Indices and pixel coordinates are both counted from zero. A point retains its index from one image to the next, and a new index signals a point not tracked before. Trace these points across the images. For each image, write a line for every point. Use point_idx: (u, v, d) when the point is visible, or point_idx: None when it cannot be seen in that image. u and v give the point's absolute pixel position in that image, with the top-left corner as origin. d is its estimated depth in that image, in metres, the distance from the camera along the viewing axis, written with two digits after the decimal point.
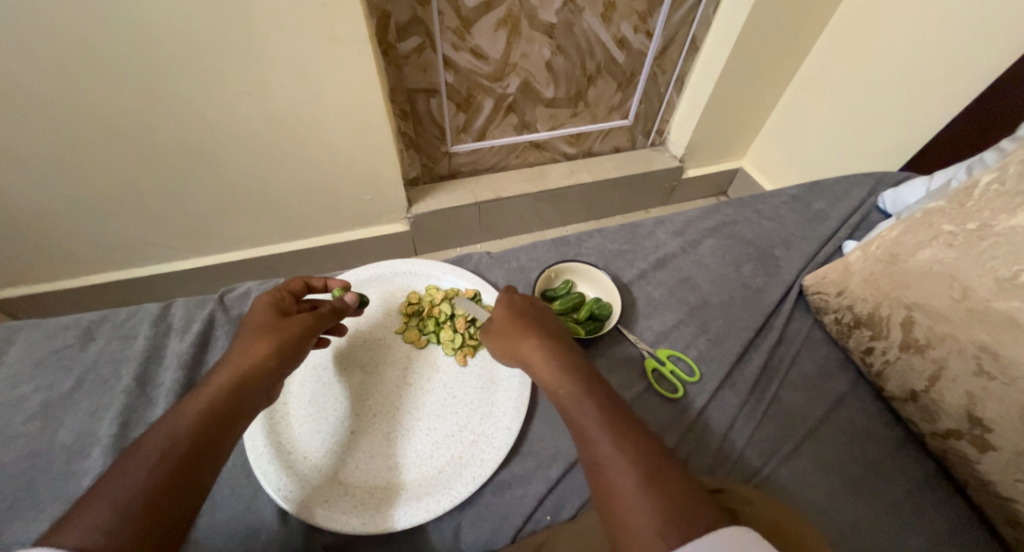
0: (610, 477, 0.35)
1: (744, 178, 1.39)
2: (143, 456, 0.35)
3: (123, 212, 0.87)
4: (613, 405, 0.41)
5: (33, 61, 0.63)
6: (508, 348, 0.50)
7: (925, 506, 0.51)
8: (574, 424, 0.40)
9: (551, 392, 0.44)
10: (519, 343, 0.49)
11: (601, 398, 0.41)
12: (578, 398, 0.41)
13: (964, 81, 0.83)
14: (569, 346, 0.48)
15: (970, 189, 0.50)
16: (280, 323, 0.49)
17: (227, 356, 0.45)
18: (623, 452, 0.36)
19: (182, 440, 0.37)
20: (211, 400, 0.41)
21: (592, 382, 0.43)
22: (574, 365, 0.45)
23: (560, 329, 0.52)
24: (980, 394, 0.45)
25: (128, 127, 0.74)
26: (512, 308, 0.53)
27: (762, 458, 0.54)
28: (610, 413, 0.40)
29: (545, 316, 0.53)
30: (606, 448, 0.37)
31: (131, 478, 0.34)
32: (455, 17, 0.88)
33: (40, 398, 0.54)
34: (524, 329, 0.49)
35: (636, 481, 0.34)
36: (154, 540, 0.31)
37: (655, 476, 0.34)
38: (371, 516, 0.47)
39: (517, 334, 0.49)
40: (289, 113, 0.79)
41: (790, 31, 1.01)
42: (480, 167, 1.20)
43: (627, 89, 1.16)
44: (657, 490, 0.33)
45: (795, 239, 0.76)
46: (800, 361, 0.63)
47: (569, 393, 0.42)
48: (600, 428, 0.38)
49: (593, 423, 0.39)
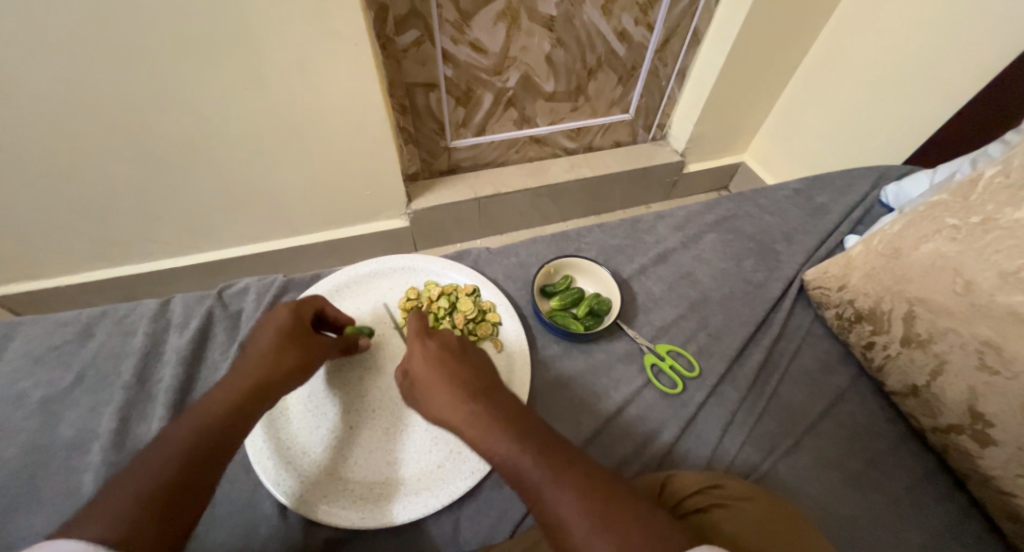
0: (562, 521, 0.34)
1: (746, 172, 1.38)
2: (157, 455, 0.36)
3: (121, 208, 0.87)
4: (551, 444, 0.39)
5: (28, 55, 0.62)
6: (423, 393, 0.45)
7: (926, 500, 0.51)
8: (509, 473, 0.37)
9: (476, 441, 0.40)
10: (433, 386, 0.45)
11: (533, 433, 0.39)
12: (507, 438, 0.38)
13: (969, 72, 0.82)
14: (496, 389, 0.44)
15: (974, 181, 0.49)
16: (308, 340, 0.48)
17: (249, 366, 0.44)
18: (571, 488, 0.35)
19: (194, 442, 0.37)
20: (226, 401, 0.41)
21: (523, 423, 0.40)
22: (503, 412, 0.41)
23: (484, 369, 0.47)
24: (982, 389, 0.45)
25: (125, 123, 0.74)
26: (418, 345, 0.49)
27: (761, 453, 0.54)
28: (550, 451, 0.38)
29: (462, 347, 0.50)
30: (552, 488, 0.35)
31: (143, 477, 0.34)
32: (453, 9, 0.87)
33: (41, 394, 0.54)
34: (445, 379, 0.44)
35: (590, 518, 0.33)
36: (169, 537, 0.32)
37: (608, 507, 0.34)
38: (371, 510, 0.48)
39: (432, 375, 0.45)
40: (286, 108, 0.79)
41: (792, 24, 1.00)
42: (479, 161, 1.19)
43: (628, 82, 1.15)
44: (614, 524, 0.33)
45: (796, 233, 0.76)
46: (800, 355, 0.62)
47: (495, 436, 0.39)
48: (540, 471, 0.36)
49: (533, 469, 0.36)
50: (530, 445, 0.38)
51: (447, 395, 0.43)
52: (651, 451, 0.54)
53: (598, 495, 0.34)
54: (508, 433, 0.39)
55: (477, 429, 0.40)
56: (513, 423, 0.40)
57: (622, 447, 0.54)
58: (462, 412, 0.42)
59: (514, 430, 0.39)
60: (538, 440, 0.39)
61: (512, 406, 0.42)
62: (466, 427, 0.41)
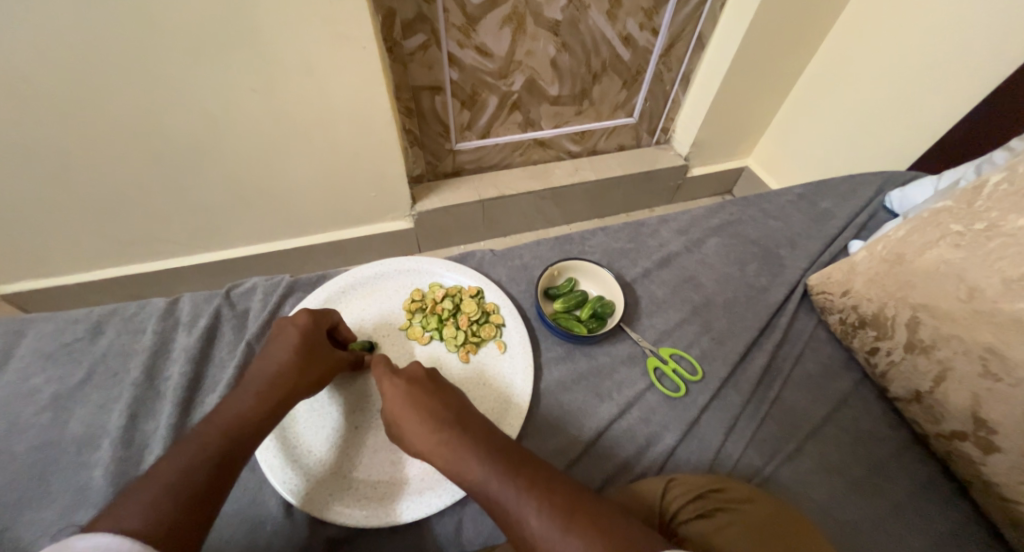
0: (532, 539, 0.34)
1: (749, 177, 1.38)
2: (176, 460, 0.37)
3: (130, 207, 0.88)
4: (521, 462, 0.39)
5: (40, 53, 0.63)
6: (395, 427, 0.45)
7: (930, 507, 0.51)
8: (482, 498, 0.38)
9: (449, 469, 0.40)
10: (402, 419, 0.44)
11: (500, 452, 0.40)
12: (476, 462, 0.39)
13: (976, 77, 0.82)
14: (470, 417, 0.44)
15: (978, 189, 0.50)
16: (325, 357, 0.51)
17: (272, 376, 0.46)
18: (536, 506, 0.35)
19: (215, 447, 0.39)
20: (242, 412, 0.43)
21: (492, 446, 0.40)
22: (471, 439, 0.41)
23: (459, 395, 0.47)
24: (986, 396, 0.45)
25: (135, 123, 0.75)
26: (382, 380, 0.47)
27: (763, 458, 0.54)
28: (519, 469, 0.38)
29: (430, 377, 0.47)
30: (518, 509, 0.35)
31: (164, 481, 0.35)
32: (460, 14, 0.88)
33: (51, 390, 0.55)
34: (414, 414, 0.43)
35: (556, 532, 0.33)
36: (199, 524, 0.34)
37: (573, 517, 0.34)
38: (376, 509, 0.48)
39: (399, 406, 0.45)
40: (295, 110, 0.80)
41: (797, 29, 1.00)
42: (484, 164, 1.20)
43: (632, 86, 1.16)
44: (579, 530, 0.33)
45: (800, 239, 0.76)
46: (804, 360, 0.62)
47: (465, 463, 0.39)
48: (508, 492, 0.36)
49: (500, 489, 0.37)
50: (496, 467, 0.38)
51: (415, 424, 0.43)
52: (652, 454, 0.54)
53: (562, 510, 0.35)
54: (477, 459, 0.39)
55: (448, 458, 0.40)
56: (480, 447, 0.40)
57: (624, 449, 0.54)
58: (431, 443, 0.41)
59: (482, 452, 0.39)
60: (506, 460, 0.39)
61: (483, 431, 0.42)
62: (438, 459, 0.41)
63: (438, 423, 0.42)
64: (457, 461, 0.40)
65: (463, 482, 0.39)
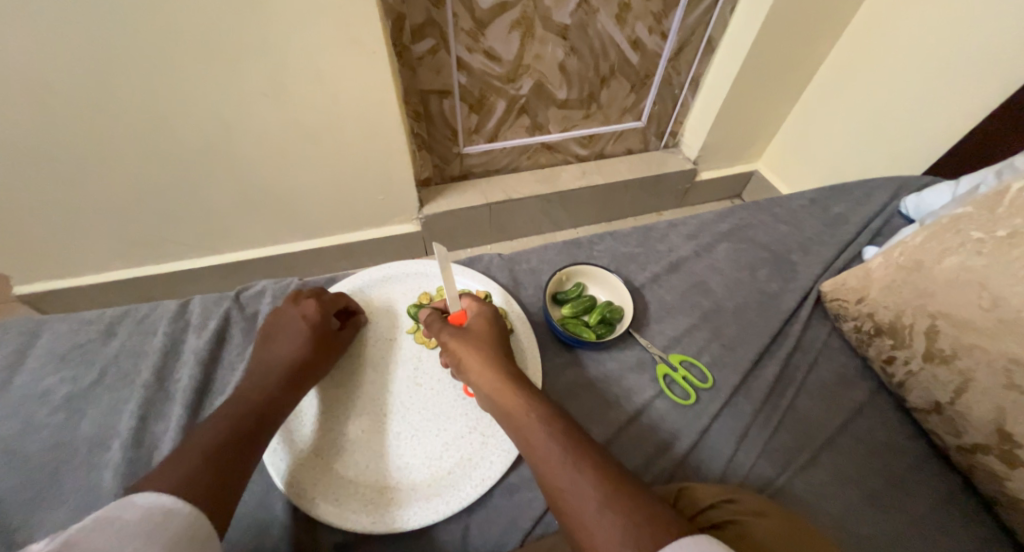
0: (572, 496, 0.38)
1: (759, 181, 1.37)
2: (161, 482, 0.37)
3: (142, 208, 0.89)
4: (575, 430, 0.43)
5: (55, 57, 0.64)
6: (460, 362, 0.50)
7: (949, 521, 0.50)
8: (530, 447, 0.42)
9: (506, 412, 0.45)
10: (472, 356, 0.49)
11: (555, 415, 0.44)
12: (536, 415, 0.43)
13: (993, 81, 0.81)
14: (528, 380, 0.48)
15: (1001, 195, 0.49)
16: (327, 348, 0.55)
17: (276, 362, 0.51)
18: (585, 469, 0.39)
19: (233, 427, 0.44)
20: (228, 419, 0.45)
21: (550, 409, 0.44)
22: (534, 396, 0.45)
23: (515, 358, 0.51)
24: (1009, 407, 0.44)
25: (149, 127, 0.76)
26: (474, 321, 0.53)
27: (777, 468, 0.53)
28: (571, 434, 0.42)
29: (496, 341, 0.52)
30: (566, 468, 0.39)
31: (175, 471, 0.38)
32: (469, 18, 0.88)
33: (64, 391, 0.55)
34: (490, 356, 0.49)
35: (599, 495, 0.37)
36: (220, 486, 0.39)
37: (614, 491, 0.37)
38: (383, 514, 0.48)
39: (475, 347, 0.50)
40: (304, 113, 0.80)
41: (808, 33, 0.99)
42: (492, 167, 1.19)
43: (641, 90, 1.15)
44: (618, 503, 0.36)
45: (812, 244, 0.75)
46: (817, 367, 0.61)
47: (526, 411, 0.44)
48: (558, 450, 0.40)
49: (554, 447, 0.40)
50: (553, 426, 0.42)
51: (483, 366, 0.48)
52: (664, 461, 0.53)
53: (607, 479, 0.38)
54: (537, 413, 0.44)
55: (509, 401, 0.45)
56: (540, 408, 0.44)
57: (633, 457, 0.53)
58: (494, 384, 0.47)
59: (542, 412, 0.44)
60: (563, 424, 0.43)
61: (539, 392, 0.46)
62: (501, 399, 0.46)
63: (506, 373, 0.48)
64: (520, 405, 0.44)
65: (520, 430, 0.43)
